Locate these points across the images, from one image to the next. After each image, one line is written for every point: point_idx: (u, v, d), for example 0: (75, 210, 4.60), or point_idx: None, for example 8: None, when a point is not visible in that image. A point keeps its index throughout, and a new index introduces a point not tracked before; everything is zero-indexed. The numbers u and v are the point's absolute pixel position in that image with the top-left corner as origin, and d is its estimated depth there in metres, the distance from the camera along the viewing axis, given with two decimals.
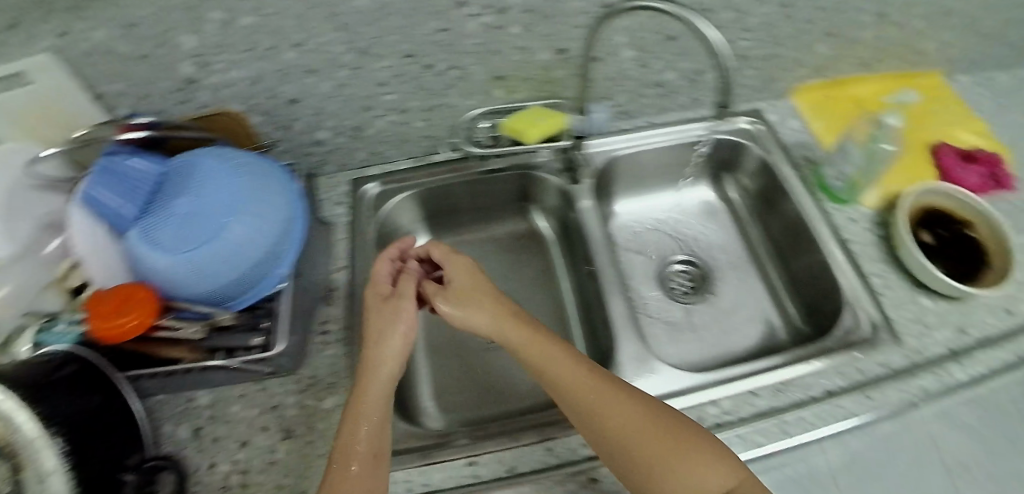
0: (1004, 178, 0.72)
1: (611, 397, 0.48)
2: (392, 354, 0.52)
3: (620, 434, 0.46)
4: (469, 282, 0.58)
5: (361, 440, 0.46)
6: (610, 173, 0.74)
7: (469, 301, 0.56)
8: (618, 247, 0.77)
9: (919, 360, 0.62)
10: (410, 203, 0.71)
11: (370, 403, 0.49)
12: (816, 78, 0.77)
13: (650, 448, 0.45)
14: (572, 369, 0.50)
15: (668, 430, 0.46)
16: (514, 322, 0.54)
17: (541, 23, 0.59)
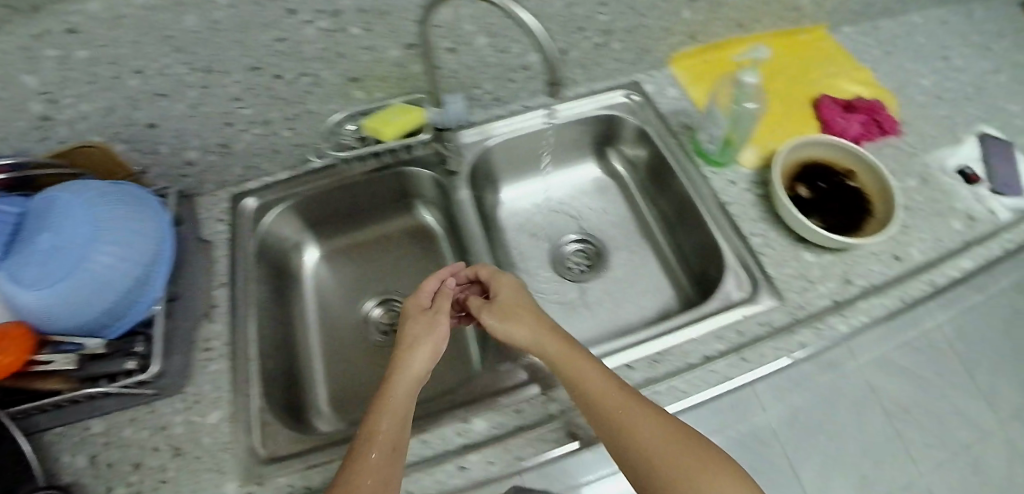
0: (887, 124, 0.73)
1: (641, 411, 0.49)
2: (420, 359, 0.56)
3: (643, 443, 0.47)
4: (525, 301, 0.61)
5: (383, 431, 0.48)
6: (487, 162, 0.76)
7: (518, 317, 0.59)
8: (508, 234, 0.77)
9: (801, 316, 0.62)
10: (291, 214, 0.76)
11: (396, 402, 0.52)
12: (689, 44, 0.77)
13: (672, 463, 0.46)
14: (607, 381, 0.51)
15: (692, 449, 0.47)
16: (550, 335, 0.57)
17: (382, 22, 0.60)
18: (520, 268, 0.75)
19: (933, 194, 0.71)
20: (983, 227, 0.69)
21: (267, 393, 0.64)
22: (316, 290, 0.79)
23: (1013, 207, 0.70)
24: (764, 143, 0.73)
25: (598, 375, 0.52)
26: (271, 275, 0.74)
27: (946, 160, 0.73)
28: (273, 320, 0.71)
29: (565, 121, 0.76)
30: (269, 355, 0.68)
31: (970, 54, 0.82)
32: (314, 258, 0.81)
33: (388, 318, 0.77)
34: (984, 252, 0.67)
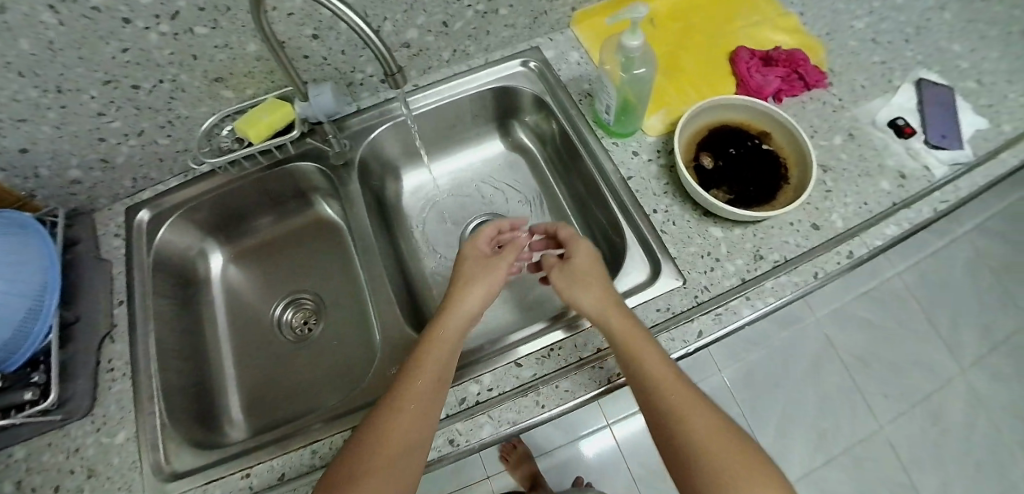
0: (807, 75, 0.72)
1: (692, 402, 0.47)
2: (475, 300, 0.57)
3: (686, 428, 0.46)
4: (593, 264, 0.58)
5: (431, 360, 0.52)
6: (378, 151, 0.75)
7: (585, 278, 0.56)
8: (412, 225, 0.78)
9: (704, 298, 0.57)
10: (187, 224, 0.74)
11: (446, 335, 0.54)
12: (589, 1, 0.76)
13: (723, 462, 0.44)
14: (664, 362, 0.49)
15: (750, 460, 0.44)
16: (616, 309, 0.53)
17: (228, 18, 0.57)
18: (425, 256, 0.75)
19: (857, 150, 0.68)
20: (913, 188, 0.65)
21: (174, 408, 0.65)
22: (226, 295, 0.79)
23: (948, 160, 0.67)
24: (677, 102, 0.72)
25: (656, 355, 0.50)
26: (177, 286, 0.74)
27: (875, 113, 0.71)
28: (180, 332, 0.71)
29: (464, 96, 0.75)
30: (175, 369, 0.68)
31: (878, 7, 0.80)
32: (221, 263, 0.80)
33: (302, 316, 0.78)
34: (910, 215, 0.62)
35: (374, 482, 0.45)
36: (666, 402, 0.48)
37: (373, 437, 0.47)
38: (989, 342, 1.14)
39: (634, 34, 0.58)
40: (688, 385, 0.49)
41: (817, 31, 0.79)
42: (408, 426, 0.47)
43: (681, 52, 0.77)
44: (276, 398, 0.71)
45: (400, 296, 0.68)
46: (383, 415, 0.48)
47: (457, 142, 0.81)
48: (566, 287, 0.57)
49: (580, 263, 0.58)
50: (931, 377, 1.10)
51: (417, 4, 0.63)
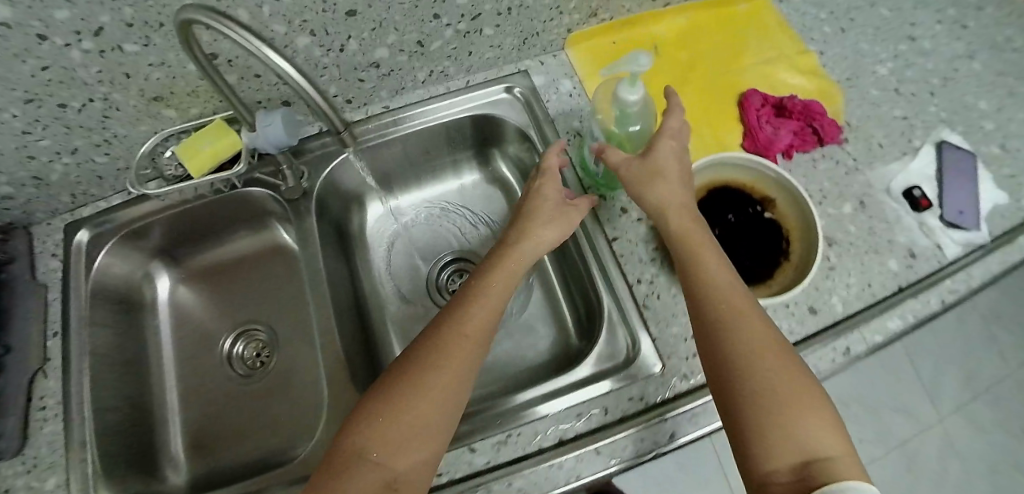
0: (822, 131, 0.65)
1: (751, 320, 0.44)
2: (552, 235, 0.53)
3: (736, 342, 0.43)
4: (676, 168, 0.52)
5: (488, 293, 0.50)
6: (343, 180, 0.68)
7: (665, 176, 0.52)
8: (376, 260, 0.71)
9: (682, 389, 0.53)
10: (131, 245, 0.68)
11: (509, 267, 0.52)
12: (587, 23, 0.68)
13: (759, 366, 0.41)
14: (728, 276, 0.47)
15: (795, 376, 0.41)
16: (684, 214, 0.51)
17: (163, 34, 0.49)
18: (389, 297, 0.69)
19: (865, 221, 0.63)
20: (920, 270, 0.60)
21: (109, 452, 0.60)
22: (173, 321, 0.73)
23: (963, 241, 0.62)
24: None
25: (721, 268, 0.47)
26: (121, 313, 0.68)
27: (891, 178, 0.65)
28: (119, 366, 0.65)
29: (441, 123, 0.67)
30: (112, 408, 0.63)
31: (905, 50, 0.73)
32: (168, 285, 0.73)
33: (254, 349, 0.72)
34: (917, 306, 0.57)
35: (418, 401, 0.43)
36: (719, 309, 0.45)
37: (425, 353, 0.45)
38: (969, 391, 1.11)
39: (634, 87, 0.50)
40: (752, 305, 0.45)
41: (836, 75, 0.71)
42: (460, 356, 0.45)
43: (686, 86, 0.69)
44: (225, 439, 0.67)
45: (360, 347, 0.62)
46: (446, 332, 0.47)
47: (432, 169, 0.73)
48: (638, 182, 0.52)
49: (660, 165, 0.52)
50: (909, 424, 1.08)
51: (387, 20, 0.55)
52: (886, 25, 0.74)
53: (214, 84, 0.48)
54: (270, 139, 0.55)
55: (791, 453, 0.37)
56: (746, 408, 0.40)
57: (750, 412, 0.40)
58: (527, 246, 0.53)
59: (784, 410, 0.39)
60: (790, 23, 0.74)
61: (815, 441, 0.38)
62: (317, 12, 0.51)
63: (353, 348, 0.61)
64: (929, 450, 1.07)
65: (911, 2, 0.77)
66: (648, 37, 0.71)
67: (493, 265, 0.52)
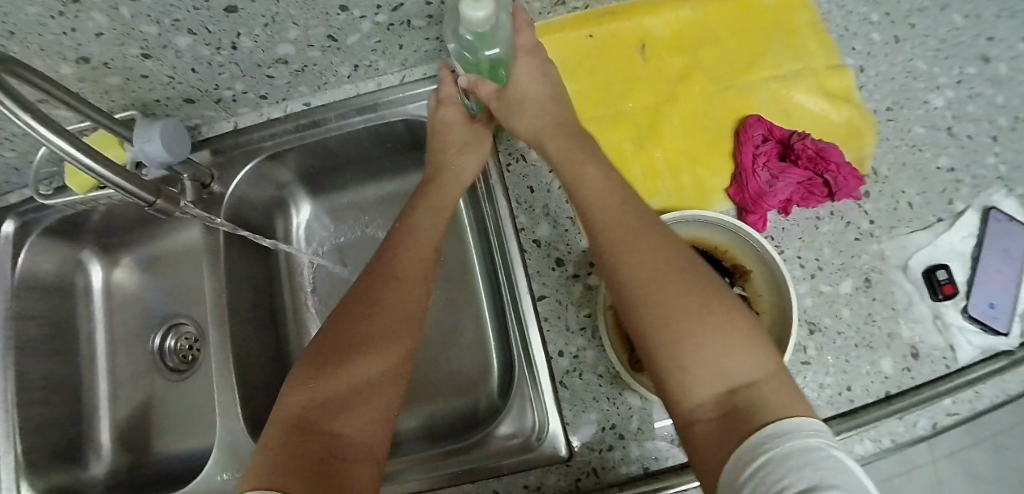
0: (835, 184, 0.51)
1: (644, 238, 0.39)
2: (470, 169, 0.52)
3: (627, 271, 0.38)
4: (541, 84, 0.50)
5: (419, 233, 0.48)
6: (262, 182, 0.60)
7: (528, 101, 0.49)
8: (302, 267, 0.65)
9: (587, 485, 0.47)
10: (59, 234, 0.65)
11: (442, 201, 0.51)
12: (560, 14, 0.56)
13: (658, 295, 0.36)
14: (614, 196, 0.43)
15: (701, 292, 0.36)
16: (570, 143, 0.47)
17: (16, 40, 0.42)
18: (309, 311, 0.64)
19: (865, 305, 0.52)
20: (918, 375, 0.51)
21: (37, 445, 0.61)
22: (111, 306, 0.71)
23: (984, 346, 0.52)
24: (640, 188, 0.53)
25: (601, 191, 0.43)
26: (53, 303, 0.66)
27: (914, 252, 0.53)
28: (49, 357, 0.64)
29: (367, 125, 0.56)
30: (40, 402, 0.62)
31: (971, 75, 0.59)
32: (103, 273, 0.71)
33: (184, 342, 0.70)
34: (899, 429, 0.49)
35: (356, 351, 0.41)
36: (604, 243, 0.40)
37: (361, 300, 0.43)
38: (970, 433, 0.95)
39: (479, 2, 0.40)
40: (641, 219, 0.41)
41: (874, 103, 0.57)
42: (393, 299, 0.43)
43: (674, 103, 0.55)
44: (151, 435, 0.67)
45: (259, 370, 0.58)
46: (381, 279, 0.44)
47: (370, 171, 0.64)
48: (511, 116, 0.50)
49: (526, 84, 0.50)
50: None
51: (279, 14, 0.44)
52: (955, 38, 0.60)
53: (69, 108, 0.43)
54: (149, 156, 0.50)
55: (710, 378, 0.34)
56: (653, 350, 0.36)
57: (659, 341, 0.35)
58: (447, 179, 0.52)
59: (691, 330, 0.35)
60: (827, 29, 0.59)
61: (732, 359, 0.34)
62: (188, 10, 0.41)
63: (253, 374, 0.58)
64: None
65: (997, 8, 0.61)
66: (640, 33, 0.57)
67: (417, 205, 0.50)
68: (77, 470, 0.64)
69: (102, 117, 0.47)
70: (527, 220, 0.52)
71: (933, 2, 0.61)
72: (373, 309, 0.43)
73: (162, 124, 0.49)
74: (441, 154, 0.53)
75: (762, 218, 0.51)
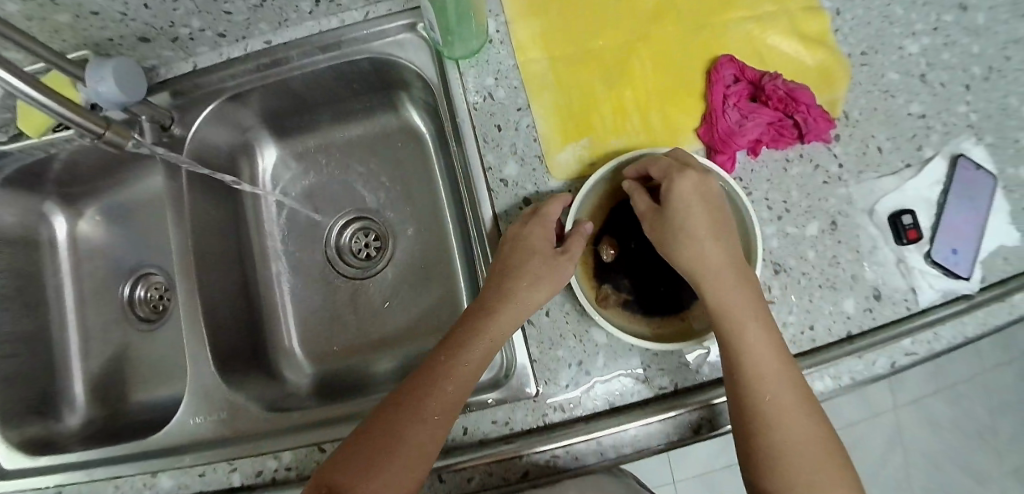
0: (804, 126, 0.51)
1: (789, 400, 0.41)
2: (530, 304, 0.46)
3: (784, 457, 0.40)
4: (701, 207, 0.46)
5: (466, 362, 0.45)
6: (228, 126, 0.59)
7: (689, 231, 0.46)
8: (272, 215, 0.64)
9: (553, 420, 0.48)
10: (17, 187, 0.63)
11: (496, 328, 0.46)
12: None
13: (791, 465, 0.40)
14: (770, 348, 0.43)
15: (827, 462, 0.40)
16: (733, 280, 0.44)
17: None
18: (279, 259, 0.64)
19: (830, 248, 0.53)
20: (880, 316, 0.52)
21: (9, 396, 0.61)
22: (78, 259, 0.70)
23: (945, 290, 0.53)
24: (609, 128, 0.52)
25: (761, 345, 0.42)
26: (16, 256, 0.65)
27: (880, 197, 0.54)
28: (16, 311, 0.64)
29: (334, 64, 0.55)
30: (9, 356, 0.62)
31: (948, 22, 0.58)
32: (66, 225, 0.69)
33: (154, 292, 0.69)
34: (858, 367, 0.50)
35: (362, 473, 0.40)
36: (763, 414, 0.41)
37: (390, 418, 0.43)
38: (931, 385, 1.00)
39: None
40: (791, 381, 0.42)
41: (848, 47, 0.56)
42: (441, 407, 0.43)
43: (646, 42, 0.54)
44: (126, 386, 0.67)
45: (228, 318, 0.58)
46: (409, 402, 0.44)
47: (338, 115, 0.62)
48: (668, 240, 0.47)
49: (686, 211, 0.45)
50: (861, 408, 0.99)
51: None
52: None
53: (20, 47, 0.41)
54: (103, 99, 0.48)
55: None
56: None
57: None
58: (508, 313, 0.46)
59: None
60: None
61: None
62: None
63: (223, 321, 0.57)
64: (875, 438, 0.99)
65: None
66: None
67: (469, 331, 0.47)
68: (53, 422, 0.64)
69: (55, 57, 0.44)
70: (494, 159, 0.51)
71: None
72: (421, 412, 0.43)
73: (116, 64, 0.47)
74: (505, 272, 0.48)
75: (730, 158, 0.51)
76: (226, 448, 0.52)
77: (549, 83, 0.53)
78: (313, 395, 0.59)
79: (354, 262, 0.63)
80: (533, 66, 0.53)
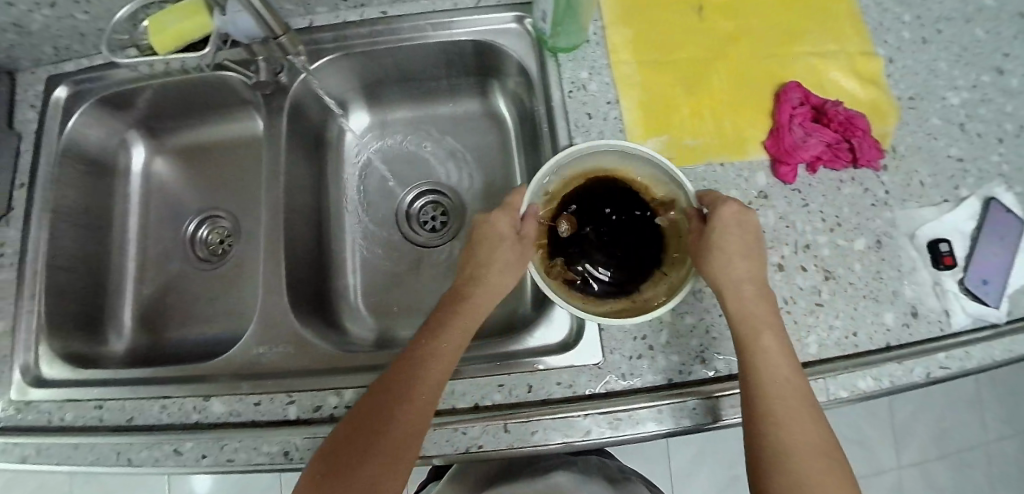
0: (859, 150, 0.57)
1: (795, 409, 0.43)
2: (503, 284, 0.51)
3: (788, 464, 0.41)
4: (739, 232, 0.48)
5: (442, 344, 0.48)
6: (330, 84, 0.63)
7: (724, 250, 0.48)
8: (348, 175, 0.67)
9: (613, 387, 0.51)
10: (110, 111, 0.66)
11: (469, 309, 0.50)
12: None
13: (799, 471, 0.41)
14: (782, 364, 0.45)
15: (830, 470, 0.41)
16: (750, 297, 0.48)
17: None
18: (350, 215, 0.66)
19: (874, 263, 0.57)
20: (915, 332, 0.56)
21: (59, 310, 0.62)
22: (147, 192, 0.72)
23: (977, 315, 0.57)
24: (686, 129, 0.57)
25: (773, 359, 0.45)
26: (92, 176, 0.67)
27: (921, 224, 0.59)
28: (83, 228, 0.66)
29: (440, 40, 0.60)
30: (68, 269, 0.63)
31: (986, 83, 0.65)
32: (144, 157, 0.72)
33: (216, 236, 0.71)
34: (897, 372, 0.54)
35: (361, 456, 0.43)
36: (773, 415, 0.43)
37: (377, 402, 0.45)
38: (935, 448, 1.01)
39: None
40: (799, 395, 0.44)
41: (898, 91, 0.63)
42: (433, 385, 0.46)
43: (723, 61, 0.60)
44: (171, 319, 0.68)
45: (301, 260, 0.60)
46: (393, 383, 0.46)
47: (428, 91, 0.67)
48: (702, 260, 0.48)
49: (722, 231, 0.48)
50: (868, 454, 1.01)
51: None
52: (976, 48, 0.66)
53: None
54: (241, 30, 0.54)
55: None
56: None
57: None
58: (480, 295, 0.51)
59: None
60: (864, 21, 0.65)
61: None
62: None
63: (295, 262, 0.59)
64: (877, 486, 1.00)
65: (1016, 29, 0.67)
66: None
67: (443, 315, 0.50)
68: (99, 343, 0.65)
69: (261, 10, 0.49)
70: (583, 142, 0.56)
71: (960, 13, 0.67)
72: (411, 393, 0.45)
73: None
74: (472, 262, 0.52)
75: (793, 169, 0.56)
76: (286, 380, 0.53)
77: (637, 82, 0.58)
78: (367, 348, 0.60)
79: (420, 229, 0.67)
80: (622, 67, 0.58)
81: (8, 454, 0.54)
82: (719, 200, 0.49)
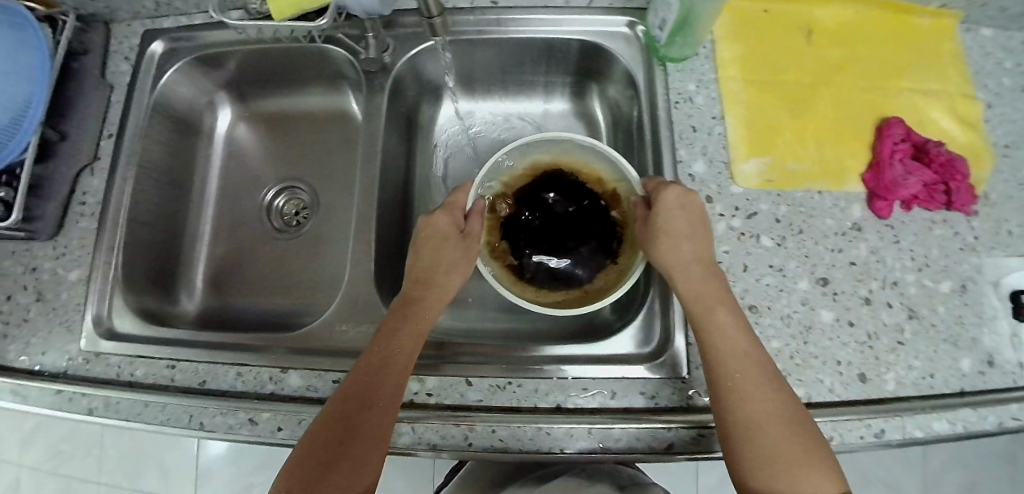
0: (955, 194, 0.57)
1: (757, 384, 0.44)
2: (452, 284, 0.53)
3: (756, 443, 0.42)
4: (685, 212, 0.50)
5: (398, 341, 0.47)
6: (432, 68, 0.63)
7: (671, 232, 0.50)
8: (434, 161, 0.68)
9: (698, 404, 0.51)
10: (201, 71, 0.66)
11: (425, 311, 0.51)
12: None
13: (766, 447, 0.41)
14: (738, 344, 0.45)
15: (797, 438, 0.42)
16: (701, 274, 0.49)
17: None
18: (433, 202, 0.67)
19: (958, 308, 0.57)
20: (991, 381, 0.55)
21: (132, 263, 0.61)
22: (226, 156, 0.72)
23: None
24: (787, 152, 0.57)
25: (727, 340, 0.45)
26: (177, 134, 0.67)
27: (1008, 273, 0.58)
28: (162, 184, 0.66)
29: (548, 37, 0.59)
30: (146, 224, 0.63)
31: None
32: (228, 121, 0.73)
33: (292, 206, 0.71)
34: (971, 418, 0.53)
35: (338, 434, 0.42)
36: (731, 393, 0.44)
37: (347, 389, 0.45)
38: None
39: None
40: (759, 370, 0.44)
41: (995, 137, 0.63)
42: (392, 385, 0.45)
43: (828, 87, 0.60)
44: (240, 285, 0.68)
45: (387, 241, 0.61)
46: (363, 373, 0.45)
47: (524, 86, 0.68)
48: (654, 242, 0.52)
49: (668, 214, 0.50)
50: None
51: None
52: None
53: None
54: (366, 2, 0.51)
55: None
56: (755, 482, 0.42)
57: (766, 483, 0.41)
58: (434, 297, 0.52)
59: (793, 474, 0.41)
60: (967, 63, 0.65)
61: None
62: None
63: (381, 244, 0.59)
64: None
65: None
66: (804, 17, 0.62)
67: (397, 314, 0.50)
68: (168, 301, 0.65)
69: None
70: (686, 155, 0.56)
71: None
72: (377, 387, 0.45)
73: None
74: (422, 268, 0.53)
75: (890, 205, 0.56)
76: None
77: (742, 100, 0.58)
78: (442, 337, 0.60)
79: None
80: (730, 82, 0.58)
81: (76, 403, 0.53)
82: (666, 185, 0.52)
